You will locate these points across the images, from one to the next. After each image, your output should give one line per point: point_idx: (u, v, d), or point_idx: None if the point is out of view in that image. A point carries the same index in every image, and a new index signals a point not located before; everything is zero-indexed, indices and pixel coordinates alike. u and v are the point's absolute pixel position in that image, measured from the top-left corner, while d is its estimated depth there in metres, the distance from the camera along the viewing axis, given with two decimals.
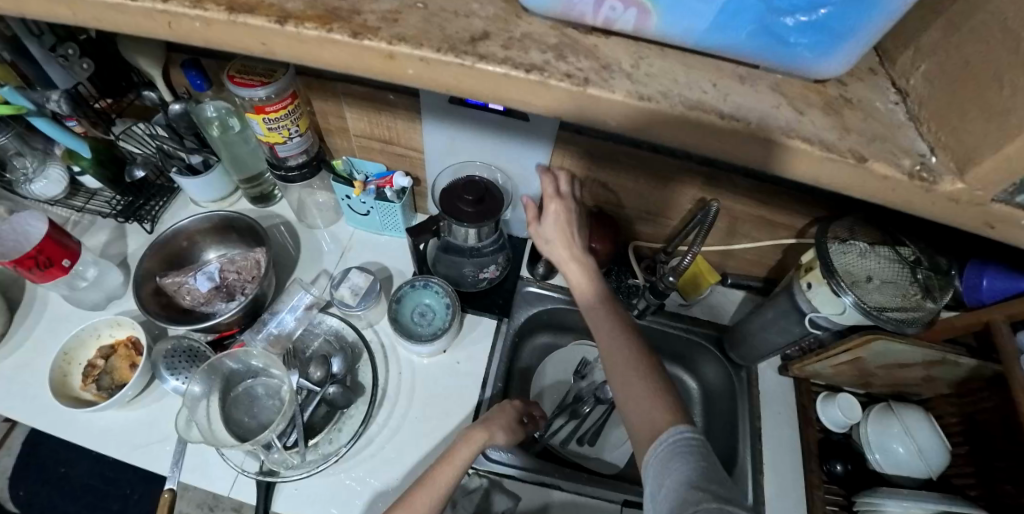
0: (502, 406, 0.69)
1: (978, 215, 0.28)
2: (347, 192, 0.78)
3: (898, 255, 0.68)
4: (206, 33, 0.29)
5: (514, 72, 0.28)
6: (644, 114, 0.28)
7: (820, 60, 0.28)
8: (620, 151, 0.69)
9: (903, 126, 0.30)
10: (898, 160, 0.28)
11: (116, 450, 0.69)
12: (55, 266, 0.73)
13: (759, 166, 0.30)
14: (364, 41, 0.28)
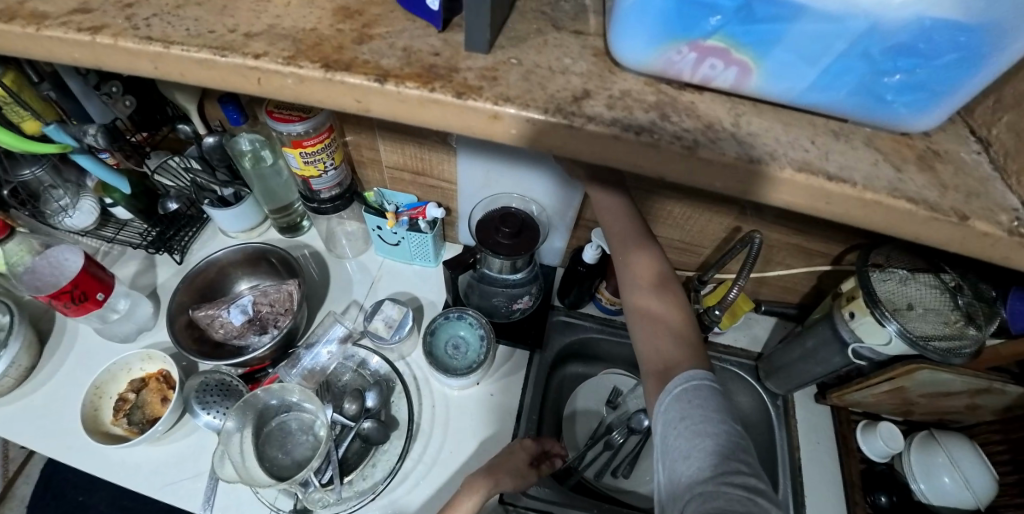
0: (512, 447, 0.67)
1: None
2: (379, 223, 0.78)
3: (939, 282, 0.67)
4: (298, 88, 0.30)
5: (624, 134, 0.29)
6: (747, 173, 0.29)
7: (916, 115, 0.28)
8: (661, 184, 0.68)
9: (992, 179, 0.30)
10: (997, 216, 0.28)
11: (147, 487, 0.68)
12: (89, 300, 0.73)
13: (852, 221, 0.30)
14: (470, 102, 0.29)
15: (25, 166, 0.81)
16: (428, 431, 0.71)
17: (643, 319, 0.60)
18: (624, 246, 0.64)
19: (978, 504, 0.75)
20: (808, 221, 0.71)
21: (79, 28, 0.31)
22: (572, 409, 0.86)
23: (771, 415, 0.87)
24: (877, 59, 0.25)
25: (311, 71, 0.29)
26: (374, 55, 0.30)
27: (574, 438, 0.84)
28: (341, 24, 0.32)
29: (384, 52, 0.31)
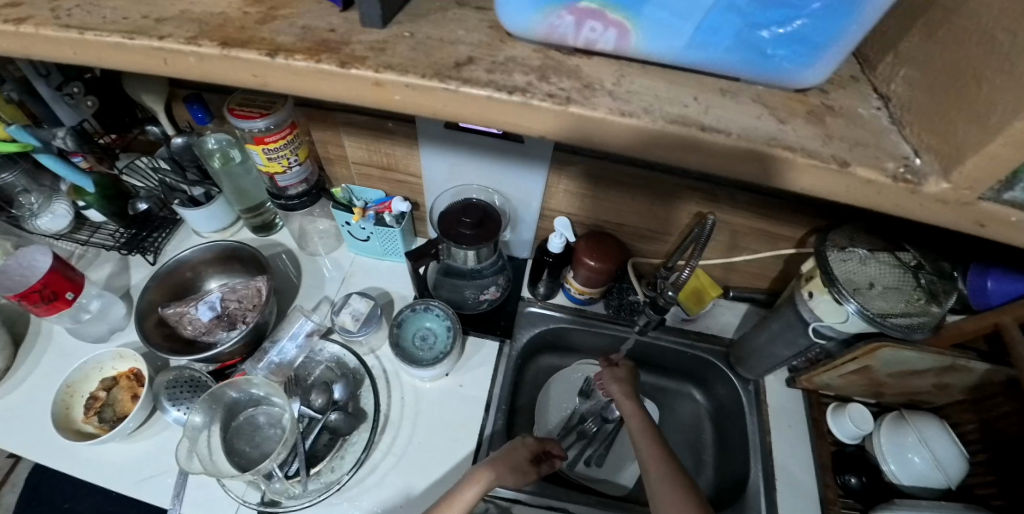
0: (514, 444, 0.67)
1: (969, 215, 0.28)
2: (347, 218, 0.79)
3: (898, 260, 0.67)
4: (201, 67, 0.31)
5: (497, 94, 0.29)
6: (631, 130, 0.29)
7: (800, 71, 0.29)
8: (620, 171, 0.68)
9: (888, 130, 0.30)
10: (883, 164, 0.28)
11: (118, 484, 0.68)
12: (59, 299, 0.73)
13: (746, 176, 0.30)
14: (352, 70, 0.29)
15: None
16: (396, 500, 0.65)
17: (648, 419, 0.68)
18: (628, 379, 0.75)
19: (947, 484, 0.74)
20: (769, 204, 0.71)
21: (3, 19, 0.32)
22: (548, 401, 0.85)
23: (743, 399, 0.88)
24: (746, 11, 0.26)
25: (208, 49, 0.30)
26: (272, 32, 0.31)
27: (549, 430, 0.83)
28: (248, 7, 0.33)
29: (283, 30, 0.32)
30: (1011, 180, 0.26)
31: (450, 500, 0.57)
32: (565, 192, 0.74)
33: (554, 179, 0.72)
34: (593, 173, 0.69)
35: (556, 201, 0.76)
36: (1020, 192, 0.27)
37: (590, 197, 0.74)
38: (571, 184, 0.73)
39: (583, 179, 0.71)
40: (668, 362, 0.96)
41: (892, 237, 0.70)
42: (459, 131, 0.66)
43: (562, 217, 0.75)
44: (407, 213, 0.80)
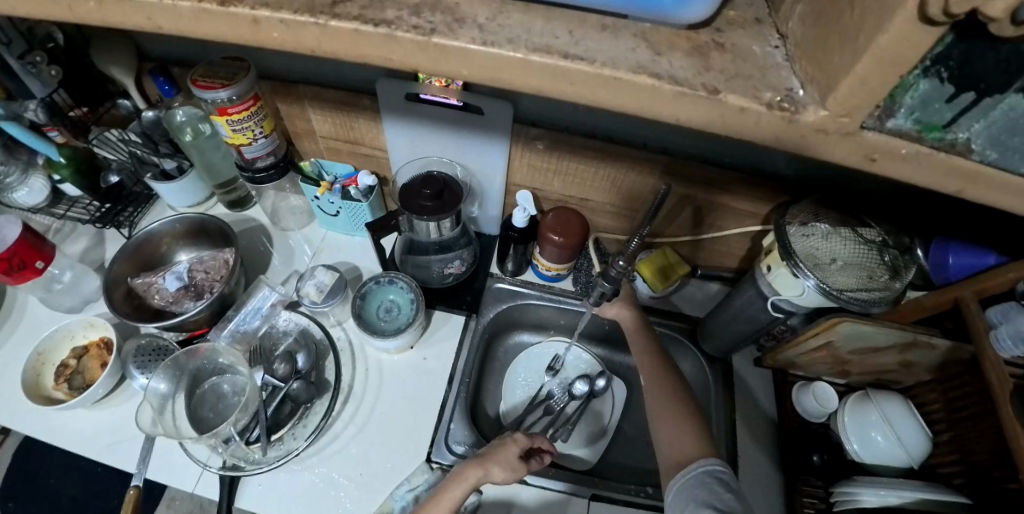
0: (504, 439, 0.64)
1: (855, 148, 0.29)
2: (314, 192, 0.79)
3: (860, 237, 0.67)
4: (100, 11, 0.32)
5: (363, 27, 0.29)
6: (510, 65, 0.29)
7: (681, 5, 0.30)
8: (577, 142, 0.69)
9: (778, 66, 0.30)
10: (759, 94, 0.29)
11: (88, 449, 0.70)
12: (29, 268, 0.74)
13: (632, 112, 0.31)
14: (228, 7, 0.30)
15: None
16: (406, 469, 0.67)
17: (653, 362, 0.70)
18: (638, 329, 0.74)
19: (911, 462, 0.75)
20: (728, 177, 0.72)
21: None
22: (516, 377, 0.85)
23: (709, 376, 0.89)
24: None
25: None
26: None
27: (515, 404, 0.83)
28: None
29: None
30: (890, 105, 0.27)
31: (439, 498, 0.58)
32: (529, 165, 0.75)
33: (516, 151, 0.72)
34: (552, 145, 0.70)
35: (520, 174, 0.77)
36: (903, 120, 0.27)
37: (553, 172, 0.75)
38: (532, 156, 0.73)
39: (545, 153, 0.72)
40: None
41: (852, 212, 0.70)
42: (420, 104, 0.68)
43: (523, 192, 0.76)
44: (375, 187, 0.79)
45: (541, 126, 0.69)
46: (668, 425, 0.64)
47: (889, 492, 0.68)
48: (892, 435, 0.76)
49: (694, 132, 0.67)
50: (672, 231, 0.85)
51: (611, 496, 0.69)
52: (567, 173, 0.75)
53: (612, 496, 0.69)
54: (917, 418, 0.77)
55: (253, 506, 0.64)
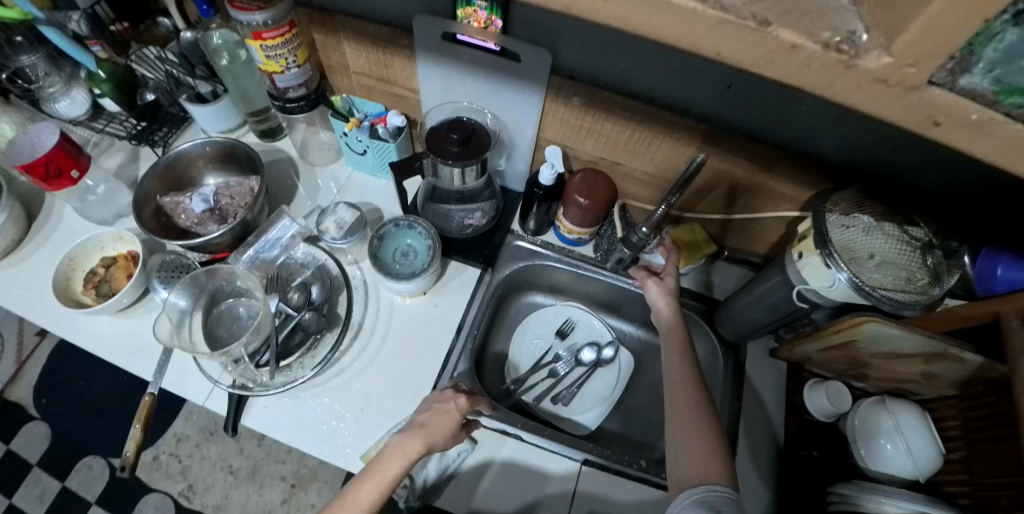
0: (444, 401, 0.62)
1: (918, 108, 0.25)
2: (343, 127, 0.77)
3: (905, 234, 0.63)
4: None
5: None
6: None
7: None
8: (615, 102, 0.66)
9: (843, 6, 0.27)
10: (816, 32, 0.26)
11: (110, 355, 0.74)
12: (64, 176, 0.76)
13: (671, 38, 0.28)
14: None
15: (21, 54, 0.85)
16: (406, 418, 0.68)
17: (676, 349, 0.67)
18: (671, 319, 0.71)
19: (917, 477, 0.70)
20: (769, 155, 0.68)
21: None
22: (523, 338, 0.85)
23: (720, 361, 0.87)
24: None
25: None
26: None
27: (520, 362, 0.84)
28: None
29: None
30: (965, 56, 0.24)
31: (369, 474, 0.55)
32: (562, 122, 0.73)
33: (551, 105, 0.70)
34: (590, 102, 0.67)
35: (550, 130, 0.75)
36: (978, 77, 0.24)
37: (586, 130, 0.72)
38: (568, 112, 0.71)
39: (584, 111, 0.69)
40: None
41: (902, 206, 0.65)
42: (455, 45, 0.65)
43: (552, 146, 0.74)
44: (404, 128, 0.78)
45: (580, 79, 0.66)
46: (682, 416, 0.60)
47: (890, 501, 0.64)
48: (901, 443, 0.71)
49: (739, 103, 0.62)
50: (703, 208, 0.82)
51: (604, 463, 0.68)
52: (601, 134, 0.72)
53: (605, 463, 0.68)
54: (936, 434, 0.71)
55: (258, 427, 0.67)
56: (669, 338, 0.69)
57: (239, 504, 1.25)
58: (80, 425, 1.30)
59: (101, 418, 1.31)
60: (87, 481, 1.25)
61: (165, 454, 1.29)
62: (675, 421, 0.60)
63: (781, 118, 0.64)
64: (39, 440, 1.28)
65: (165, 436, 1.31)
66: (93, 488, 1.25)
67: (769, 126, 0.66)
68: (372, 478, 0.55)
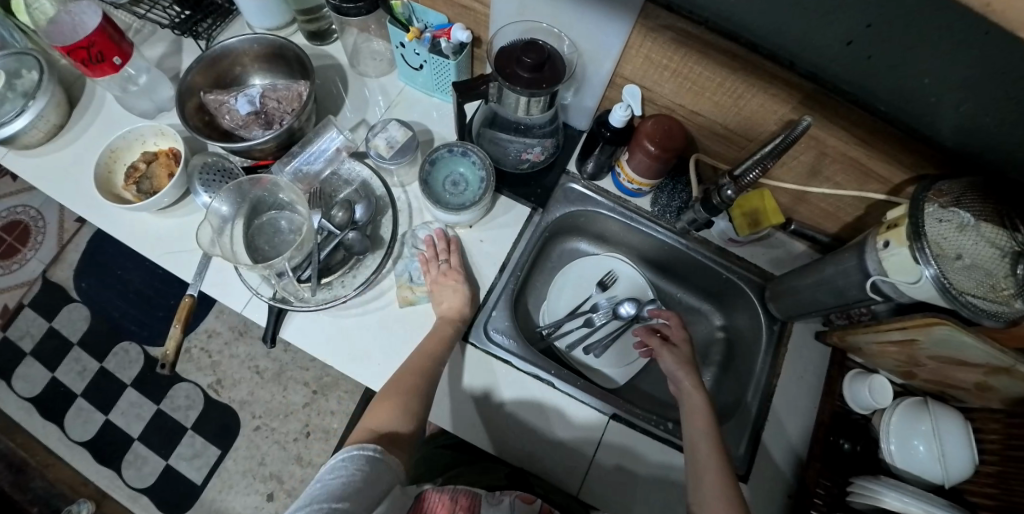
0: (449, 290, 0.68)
1: None
2: (401, 38, 0.72)
3: (1007, 240, 0.56)
4: None
5: None
6: None
7: None
8: (714, 45, 0.59)
9: None
10: None
11: (152, 253, 0.73)
12: (107, 63, 0.72)
13: None
14: None
15: None
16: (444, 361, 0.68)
17: (694, 414, 0.62)
18: (686, 373, 0.66)
19: (945, 482, 0.66)
20: (874, 128, 0.60)
21: None
22: (563, 284, 0.83)
23: (762, 336, 0.83)
24: None
25: None
26: None
27: (557, 307, 0.82)
28: None
29: None
30: None
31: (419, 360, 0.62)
32: (645, 58, 0.66)
33: (637, 37, 0.63)
34: (682, 40, 0.60)
35: (631, 66, 0.68)
36: None
37: (670, 71, 0.66)
38: (654, 48, 0.64)
39: (668, 46, 0.62)
40: (696, 280, 0.90)
41: (1013, 204, 0.57)
42: None
43: (630, 86, 0.69)
44: (467, 45, 0.71)
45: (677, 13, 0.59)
46: (702, 464, 0.57)
47: (914, 501, 0.62)
48: (935, 448, 0.66)
49: None
50: (778, 173, 0.76)
51: (632, 421, 0.67)
52: (687, 78, 0.66)
53: (632, 420, 0.67)
54: (972, 443, 0.66)
55: (298, 341, 0.67)
56: (687, 400, 0.63)
57: (263, 402, 1.32)
58: (118, 311, 1.36)
59: (136, 307, 1.36)
60: (124, 365, 1.32)
61: (196, 349, 1.35)
62: (694, 440, 0.59)
63: None
64: (79, 321, 1.35)
65: (196, 332, 1.36)
66: (130, 371, 1.32)
67: None
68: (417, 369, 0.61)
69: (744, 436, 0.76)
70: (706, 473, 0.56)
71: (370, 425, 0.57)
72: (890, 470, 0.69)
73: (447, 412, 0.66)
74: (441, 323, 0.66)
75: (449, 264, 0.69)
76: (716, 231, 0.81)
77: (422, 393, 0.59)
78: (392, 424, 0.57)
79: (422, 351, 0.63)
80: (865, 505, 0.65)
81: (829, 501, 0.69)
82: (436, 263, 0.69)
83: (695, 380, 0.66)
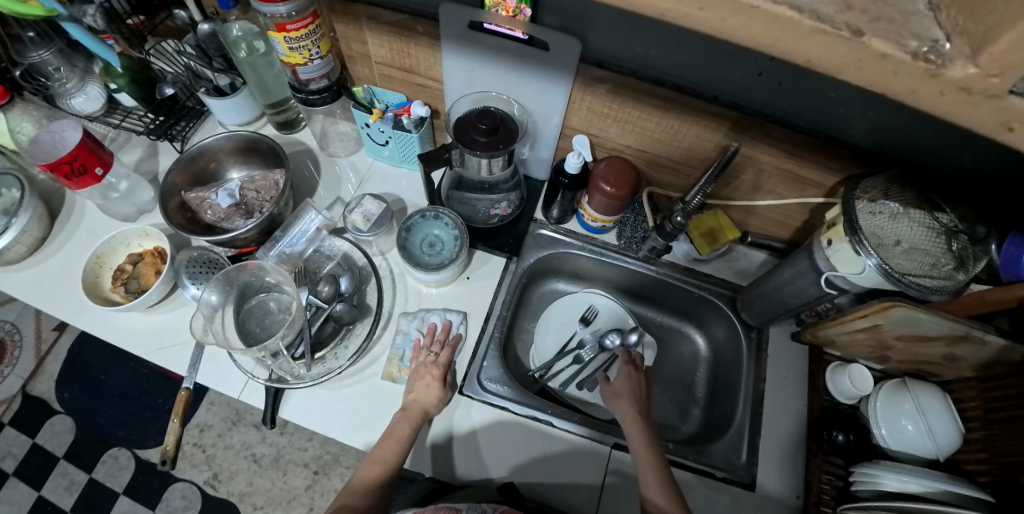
0: (422, 374, 0.68)
1: (995, 115, 0.25)
2: (366, 119, 0.78)
3: (937, 222, 0.62)
4: None
5: None
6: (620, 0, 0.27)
7: None
8: (646, 90, 0.67)
9: (920, 15, 0.26)
10: (904, 41, 0.25)
11: (142, 350, 0.75)
12: (89, 174, 0.76)
13: (752, 45, 0.27)
14: None
15: (33, 50, 0.81)
16: (444, 417, 0.69)
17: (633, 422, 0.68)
18: (620, 395, 0.73)
19: (938, 455, 0.69)
20: (798, 143, 0.67)
21: None
22: (547, 325, 0.87)
23: (742, 345, 0.87)
24: None
25: None
26: None
27: (545, 347, 0.85)
28: None
29: None
30: None
31: (390, 437, 0.63)
32: (588, 108, 0.73)
33: (578, 91, 0.71)
34: (617, 90, 0.68)
35: (576, 117, 0.76)
36: None
37: (611, 118, 0.73)
38: (593, 99, 0.71)
39: (606, 98, 0.70)
40: (671, 302, 0.95)
41: (930, 192, 0.64)
42: (483, 33, 0.66)
43: (580, 136, 0.76)
44: (426, 118, 0.78)
45: (608, 67, 0.67)
46: (646, 464, 0.62)
47: (913, 479, 0.64)
48: (923, 424, 0.69)
49: (771, 90, 0.64)
50: (726, 193, 0.83)
51: None
52: (630, 122, 0.73)
53: None
54: (954, 411, 0.70)
55: (297, 417, 0.68)
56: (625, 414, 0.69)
57: (263, 491, 1.28)
58: (105, 417, 1.32)
59: (123, 410, 1.33)
60: (114, 472, 1.27)
61: (189, 445, 1.31)
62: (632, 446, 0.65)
63: (807, 102, 0.64)
64: (64, 433, 1.30)
65: (189, 426, 1.33)
66: (121, 479, 1.27)
67: (799, 113, 0.66)
68: (376, 460, 0.61)
69: (744, 444, 0.79)
70: (645, 470, 0.62)
71: (342, 500, 0.60)
72: (886, 453, 0.72)
73: (431, 459, 0.67)
74: (402, 420, 0.65)
75: (438, 357, 0.70)
76: (681, 252, 0.87)
77: (392, 477, 0.61)
78: (358, 498, 0.60)
79: (380, 456, 0.62)
80: (870, 492, 0.68)
81: (836, 495, 0.71)
82: (428, 353, 0.70)
83: (636, 399, 0.72)
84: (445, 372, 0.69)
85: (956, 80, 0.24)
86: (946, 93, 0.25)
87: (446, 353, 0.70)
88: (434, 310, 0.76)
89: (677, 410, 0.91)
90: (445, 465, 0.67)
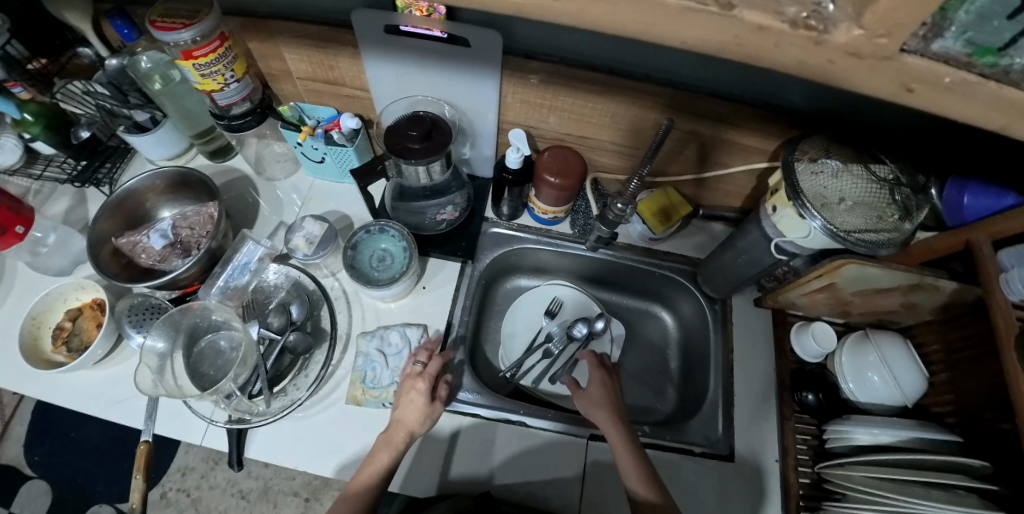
0: (408, 388, 0.65)
1: (892, 74, 0.24)
2: (297, 138, 0.75)
3: (875, 175, 0.62)
4: None
5: None
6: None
7: None
8: (577, 76, 0.65)
9: None
10: (783, 8, 0.24)
11: (94, 408, 0.71)
12: (10, 232, 0.71)
13: (634, 30, 0.26)
14: None
15: None
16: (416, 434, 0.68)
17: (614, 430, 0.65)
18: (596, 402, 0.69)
19: (906, 401, 0.70)
20: (733, 112, 0.67)
21: None
22: (513, 324, 0.86)
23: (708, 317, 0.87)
24: None
25: None
26: None
27: (513, 347, 0.84)
28: None
29: None
30: None
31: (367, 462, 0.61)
32: (522, 100, 0.71)
33: (508, 84, 0.69)
34: (548, 79, 0.66)
35: (513, 111, 0.74)
36: None
37: (548, 108, 0.72)
38: (526, 91, 0.69)
39: (540, 88, 0.68)
40: (636, 284, 0.95)
41: (866, 145, 0.65)
42: (401, 37, 0.63)
43: (517, 130, 0.71)
44: (359, 130, 0.76)
45: (536, 57, 0.66)
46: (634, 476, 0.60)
47: (883, 431, 0.65)
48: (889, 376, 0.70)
49: (699, 62, 0.63)
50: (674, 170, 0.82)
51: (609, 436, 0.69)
52: (568, 109, 0.71)
53: None
54: (915, 356, 0.71)
55: (265, 456, 0.66)
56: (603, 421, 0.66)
57: None
58: (81, 475, 1.27)
59: (100, 465, 1.28)
60: None
61: (173, 491, 1.28)
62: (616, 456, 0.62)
63: (735, 70, 0.63)
64: (40, 497, 1.25)
65: (170, 472, 1.29)
66: None
67: (730, 82, 0.66)
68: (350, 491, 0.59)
69: (720, 416, 0.79)
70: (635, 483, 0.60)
71: None
72: (857, 406, 0.73)
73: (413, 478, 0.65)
74: (383, 446, 0.61)
75: (425, 369, 0.67)
76: (637, 232, 0.87)
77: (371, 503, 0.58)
78: None
79: (354, 484, 0.60)
80: (845, 448, 0.69)
81: (813, 453, 0.74)
82: (416, 363, 0.68)
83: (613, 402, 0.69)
84: (435, 382, 0.66)
85: (841, 44, 0.23)
86: (836, 59, 0.24)
87: (439, 360, 0.67)
88: (392, 326, 0.74)
89: (654, 391, 0.91)
90: (422, 481, 0.65)
